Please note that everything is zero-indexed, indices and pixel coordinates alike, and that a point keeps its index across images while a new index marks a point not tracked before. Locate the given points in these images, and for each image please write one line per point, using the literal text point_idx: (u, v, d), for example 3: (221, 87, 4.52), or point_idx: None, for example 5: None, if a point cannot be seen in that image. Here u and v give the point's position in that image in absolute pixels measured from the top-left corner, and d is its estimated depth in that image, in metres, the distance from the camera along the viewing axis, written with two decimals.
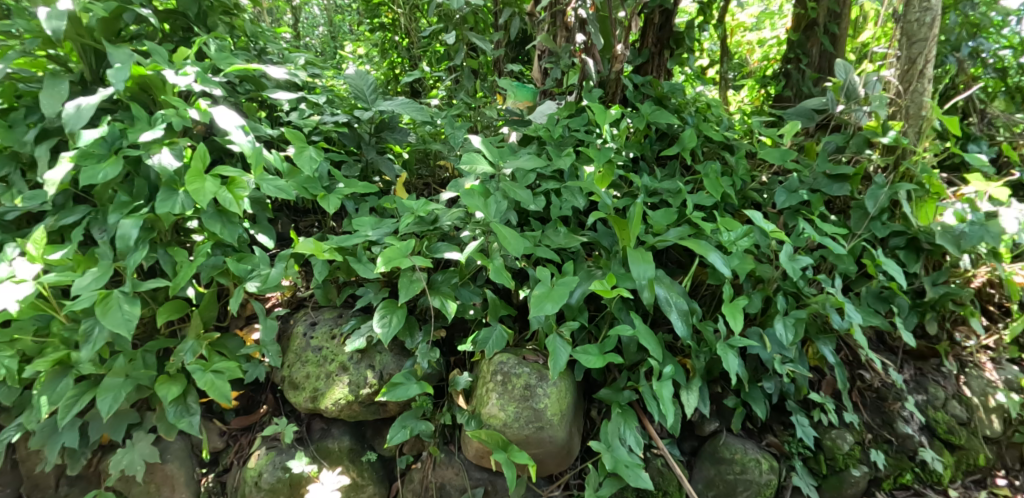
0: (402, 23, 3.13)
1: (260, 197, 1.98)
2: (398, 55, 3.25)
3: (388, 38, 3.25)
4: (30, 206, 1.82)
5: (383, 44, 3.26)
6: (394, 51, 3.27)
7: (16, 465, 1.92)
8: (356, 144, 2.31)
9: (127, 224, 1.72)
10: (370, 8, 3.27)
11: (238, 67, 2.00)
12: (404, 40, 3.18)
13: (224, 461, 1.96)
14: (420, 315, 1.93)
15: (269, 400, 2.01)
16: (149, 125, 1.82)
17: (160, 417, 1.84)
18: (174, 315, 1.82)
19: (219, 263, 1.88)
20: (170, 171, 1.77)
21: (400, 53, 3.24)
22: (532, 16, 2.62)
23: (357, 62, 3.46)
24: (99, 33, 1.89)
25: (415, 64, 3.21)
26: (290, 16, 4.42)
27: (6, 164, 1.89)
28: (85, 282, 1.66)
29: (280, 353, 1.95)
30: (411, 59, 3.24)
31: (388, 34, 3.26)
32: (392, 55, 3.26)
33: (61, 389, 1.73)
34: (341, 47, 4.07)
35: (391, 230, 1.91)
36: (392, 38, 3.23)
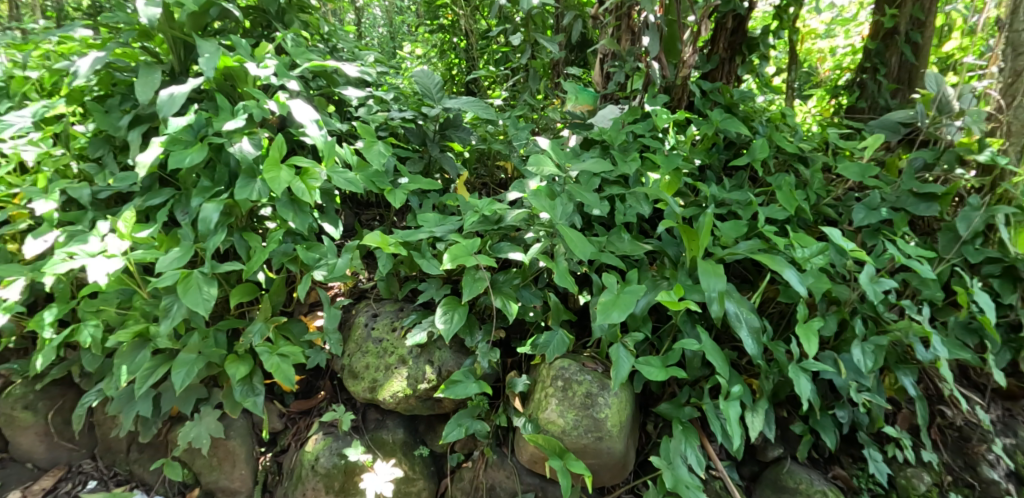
0: (462, 25, 3.10)
1: (329, 188, 2.04)
2: (456, 56, 3.24)
3: (447, 39, 3.27)
4: (120, 186, 1.90)
5: (441, 45, 3.28)
6: (452, 53, 3.26)
7: (93, 428, 2.04)
8: (421, 141, 2.33)
9: (209, 208, 1.81)
10: (432, 9, 3.32)
11: (315, 63, 2.06)
12: (462, 41, 3.18)
13: (282, 442, 2.03)
14: (481, 313, 1.93)
15: (327, 387, 2.07)
16: (231, 116, 1.90)
17: (226, 394, 1.92)
18: (245, 298, 1.90)
19: (290, 251, 1.95)
20: (250, 158, 1.86)
21: (458, 54, 3.23)
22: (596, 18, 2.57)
23: (416, 62, 3.49)
24: (189, 27, 1.96)
25: (473, 65, 3.20)
26: (351, 16, 4.57)
27: (100, 147, 1.97)
28: (168, 260, 1.74)
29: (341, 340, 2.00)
30: (468, 60, 3.23)
31: (447, 36, 3.28)
32: (450, 56, 3.25)
33: (139, 360, 1.83)
34: (398, 46, 4.16)
35: (455, 227, 1.92)
36: (451, 39, 3.23)
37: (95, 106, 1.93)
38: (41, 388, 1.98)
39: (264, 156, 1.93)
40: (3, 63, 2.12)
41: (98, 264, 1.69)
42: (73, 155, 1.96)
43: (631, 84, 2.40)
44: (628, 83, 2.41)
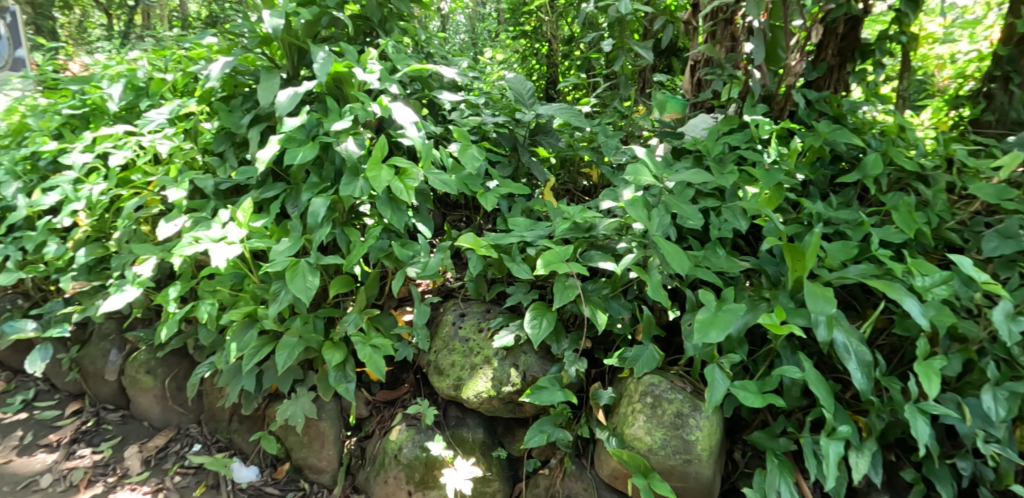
0: (547, 31, 3.11)
1: (425, 189, 2.17)
2: (538, 61, 3.24)
3: (529, 45, 3.26)
4: (242, 180, 2.03)
5: (523, 51, 3.28)
6: (533, 58, 3.28)
7: (201, 396, 2.18)
8: (512, 146, 2.35)
9: (318, 203, 1.94)
10: (515, 16, 3.31)
11: (415, 68, 2.10)
12: (545, 47, 3.17)
13: (366, 428, 2.13)
14: (567, 321, 1.93)
15: (411, 380, 2.14)
16: (339, 117, 2.02)
17: (320, 378, 2.05)
18: (342, 289, 2.04)
19: (385, 247, 2.07)
20: (354, 157, 1.96)
21: (540, 60, 3.23)
22: (690, 22, 2.47)
23: (497, 67, 3.48)
24: (304, 34, 2.10)
25: (555, 72, 3.19)
26: (437, 23, 4.65)
27: (222, 143, 2.08)
28: (281, 249, 1.90)
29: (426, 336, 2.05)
30: (550, 66, 3.23)
31: (529, 42, 3.26)
32: (531, 61, 3.27)
33: (247, 339, 1.97)
34: (480, 51, 4.17)
35: (546, 233, 1.94)
36: (532, 45, 3.23)
37: (221, 106, 2.04)
38: (161, 357, 2.16)
39: (367, 156, 2.04)
40: (145, 65, 2.31)
41: (218, 249, 1.83)
42: (199, 149, 2.09)
43: (726, 91, 2.31)
44: (724, 92, 2.32)
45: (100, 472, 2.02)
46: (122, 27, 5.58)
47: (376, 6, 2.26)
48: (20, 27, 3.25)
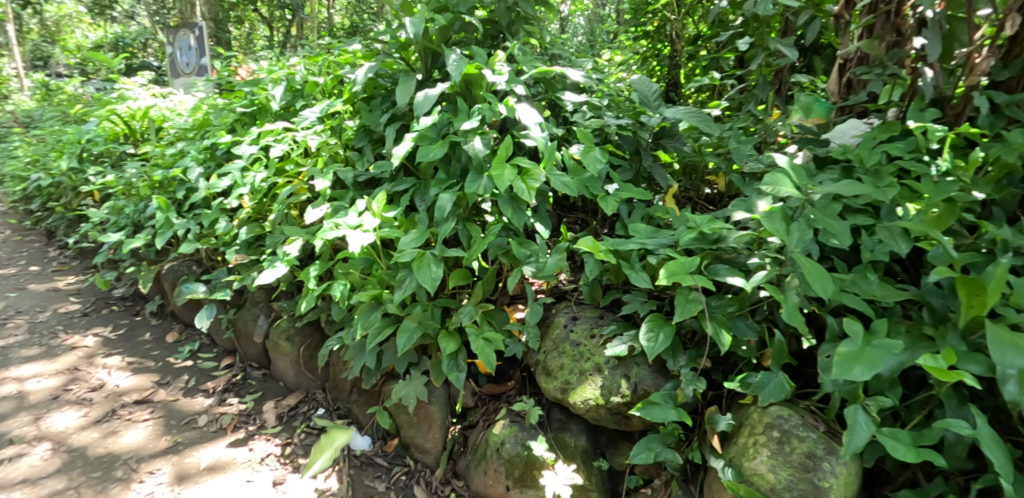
0: (671, 30, 2.83)
1: (546, 189, 2.25)
2: (660, 63, 2.97)
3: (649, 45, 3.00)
4: (378, 173, 2.17)
5: (644, 52, 3.01)
6: (655, 59, 2.99)
7: (327, 367, 2.34)
8: (635, 149, 2.30)
9: (444, 198, 2.13)
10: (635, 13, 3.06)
11: (541, 70, 2.19)
12: (667, 47, 2.90)
13: (471, 418, 2.22)
14: (687, 337, 2.03)
15: (517, 378, 2.24)
16: (467, 116, 2.15)
17: (434, 364, 2.17)
18: (460, 282, 2.18)
19: (504, 244, 2.18)
20: (479, 156, 2.11)
21: (662, 61, 2.95)
22: (841, 17, 2.28)
23: (615, 69, 3.20)
24: (439, 39, 2.19)
25: (678, 73, 2.88)
26: (557, 26, 4.65)
27: (362, 139, 2.24)
28: (409, 239, 2.08)
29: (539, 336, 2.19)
30: (672, 68, 2.93)
31: (650, 41, 3.01)
32: (652, 63, 2.99)
33: (372, 319, 2.14)
34: (598, 53, 3.97)
35: (668, 241, 1.97)
36: (654, 45, 2.97)
37: (363, 106, 2.19)
38: (297, 326, 2.34)
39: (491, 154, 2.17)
40: (301, 69, 2.52)
41: (355, 236, 2.02)
42: (343, 144, 2.26)
43: (887, 93, 2.07)
44: (883, 93, 2.08)
45: (244, 420, 2.20)
46: (281, 37, 7.67)
47: (505, 10, 2.27)
48: (207, 38, 4.00)
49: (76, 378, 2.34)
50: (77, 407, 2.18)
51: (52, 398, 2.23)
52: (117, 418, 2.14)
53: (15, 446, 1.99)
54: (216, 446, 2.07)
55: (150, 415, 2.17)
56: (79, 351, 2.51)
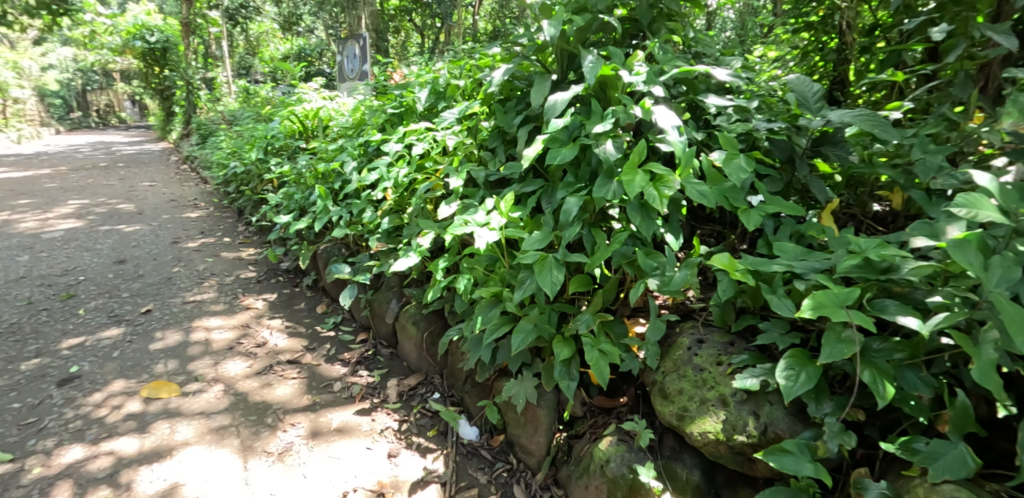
0: (840, 19, 2.37)
1: (679, 198, 2.19)
2: (823, 58, 2.50)
3: (813, 39, 2.56)
4: (508, 174, 2.24)
5: (805, 46, 2.59)
6: (818, 55, 2.54)
7: (446, 355, 2.48)
8: (788, 157, 2.12)
9: (571, 202, 2.13)
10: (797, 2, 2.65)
11: (683, 70, 2.12)
12: (834, 40, 2.45)
13: (578, 427, 2.20)
14: (834, 380, 1.77)
15: (630, 394, 2.17)
16: (600, 120, 2.16)
17: (547, 368, 2.16)
18: (580, 289, 2.15)
19: (629, 254, 2.14)
20: (611, 160, 2.10)
21: (826, 56, 2.48)
22: None
23: (768, 68, 2.77)
24: (577, 40, 2.20)
25: (847, 69, 2.39)
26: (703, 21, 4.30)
27: (495, 139, 2.31)
28: (532, 240, 2.13)
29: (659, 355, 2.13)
30: (840, 64, 2.44)
31: (814, 34, 2.55)
32: (814, 59, 2.54)
33: (491, 315, 2.20)
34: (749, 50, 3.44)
35: (820, 265, 1.82)
36: (817, 38, 2.51)
37: (499, 107, 2.27)
38: (425, 313, 2.50)
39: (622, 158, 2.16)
40: (445, 73, 2.72)
41: (483, 233, 2.13)
42: (476, 144, 2.37)
43: None
44: None
45: (370, 393, 2.44)
46: (431, 44, 8.63)
47: (646, 8, 2.23)
48: (369, 49, 4.52)
49: (247, 334, 2.78)
50: (246, 358, 2.59)
51: (228, 348, 2.66)
52: (274, 373, 2.50)
53: (199, 383, 2.39)
54: (345, 411, 2.32)
55: (298, 375, 2.51)
56: (252, 311, 3.00)
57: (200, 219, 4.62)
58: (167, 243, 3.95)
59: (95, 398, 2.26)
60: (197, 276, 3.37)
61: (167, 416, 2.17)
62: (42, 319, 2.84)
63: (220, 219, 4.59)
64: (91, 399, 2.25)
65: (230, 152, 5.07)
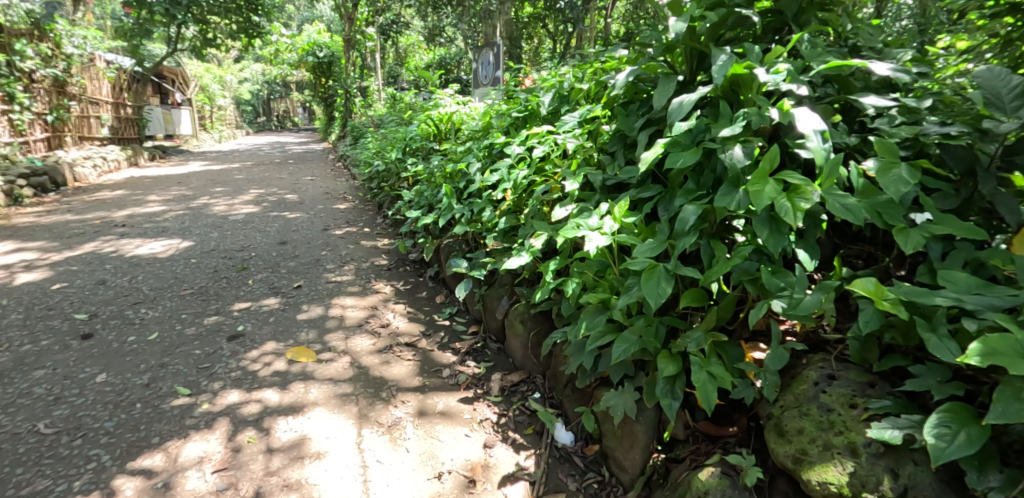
0: None
1: (818, 212, 1.91)
2: None
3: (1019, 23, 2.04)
4: (625, 178, 2.18)
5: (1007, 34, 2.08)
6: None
7: (550, 357, 2.51)
8: (968, 168, 1.76)
9: (689, 210, 1.93)
10: None
11: (835, 65, 1.86)
12: None
13: (678, 451, 2.04)
14: (1009, 448, 1.42)
15: (741, 425, 1.97)
16: (729, 123, 1.95)
17: (649, 383, 2.04)
18: (692, 304, 1.99)
19: (751, 269, 1.93)
20: (738, 167, 1.88)
21: None
22: None
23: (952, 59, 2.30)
24: (708, 38, 2.06)
25: None
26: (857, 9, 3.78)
27: (616, 144, 2.26)
28: (644, 249, 2.01)
29: (780, 386, 1.92)
30: None
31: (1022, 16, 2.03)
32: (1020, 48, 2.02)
33: (597, 321, 2.14)
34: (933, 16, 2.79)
35: (1000, 304, 1.48)
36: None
37: (621, 110, 2.21)
38: (533, 312, 2.56)
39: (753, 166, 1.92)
40: (570, 77, 2.75)
41: (593, 237, 2.07)
42: (596, 148, 2.35)
43: None
44: None
45: (474, 383, 2.60)
46: (562, 47, 8.74)
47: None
48: (503, 55, 4.65)
49: (374, 314, 3.17)
50: (371, 335, 2.95)
51: (358, 325, 3.06)
52: (393, 353, 2.81)
53: (331, 353, 2.78)
54: (450, 397, 2.51)
55: (413, 357, 2.78)
56: (381, 295, 3.41)
57: (345, 211, 5.50)
58: (319, 231, 4.71)
59: (252, 354, 2.75)
60: (339, 260, 3.97)
61: (302, 378, 2.57)
62: (222, 285, 3.51)
63: (360, 212, 5.40)
64: (250, 355, 2.74)
65: (376, 152, 5.78)
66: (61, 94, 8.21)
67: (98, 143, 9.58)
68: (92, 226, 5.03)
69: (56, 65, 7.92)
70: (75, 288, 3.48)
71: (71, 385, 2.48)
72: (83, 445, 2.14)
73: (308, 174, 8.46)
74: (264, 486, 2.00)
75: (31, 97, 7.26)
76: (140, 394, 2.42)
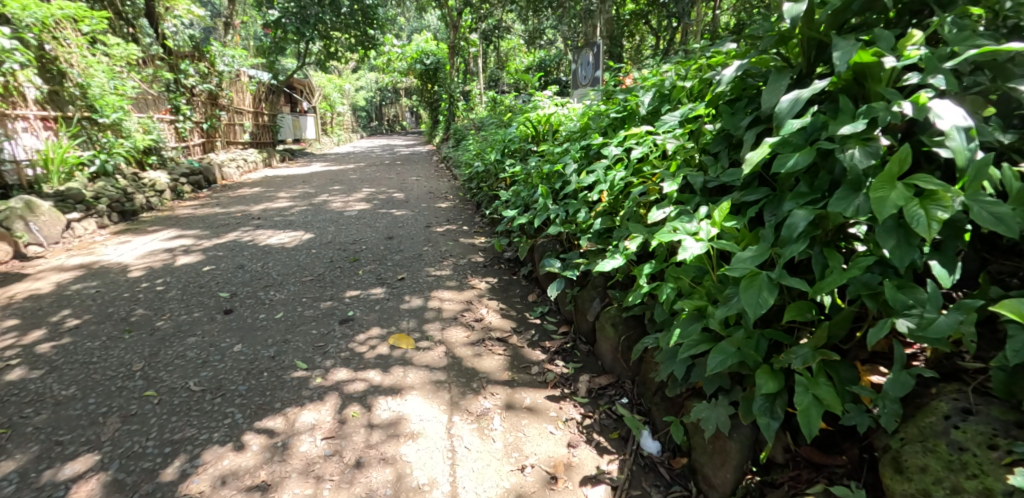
0: None
1: (958, 220, 1.63)
2: None
3: None
4: (728, 181, 2.02)
5: None
6: None
7: (640, 362, 2.44)
8: None
9: (799, 215, 1.72)
10: None
11: (989, 48, 1.55)
12: None
13: (775, 475, 1.87)
14: None
15: (851, 455, 1.77)
16: (850, 119, 1.69)
17: (746, 399, 1.88)
18: (798, 318, 1.77)
19: (872, 283, 1.67)
20: (860, 169, 1.63)
21: None
22: None
23: None
24: (828, 25, 1.82)
25: None
26: None
27: (720, 143, 2.12)
28: (744, 256, 1.81)
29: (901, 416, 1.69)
30: None
31: None
32: None
33: (691, 329, 1.98)
34: None
35: None
36: None
37: (726, 108, 2.05)
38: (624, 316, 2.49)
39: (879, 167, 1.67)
40: (673, 75, 2.63)
41: (689, 244, 1.94)
42: (699, 148, 2.23)
43: None
44: None
45: (563, 382, 2.61)
46: (664, 42, 8.36)
47: None
48: (602, 55, 4.54)
49: (470, 308, 3.30)
50: (465, 328, 3.07)
51: (454, 317, 3.20)
52: (485, 346, 2.90)
53: (428, 342, 2.94)
54: (539, 394, 2.54)
55: (504, 352, 2.85)
56: (476, 290, 3.53)
57: (446, 209, 5.74)
58: (421, 227, 4.97)
59: (360, 337, 2.98)
60: (439, 255, 4.16)
61: (401, 363, 2.74)
62: (337, 274, 3.84)
63: (460, 211, 5.61)
64: (358, 338, 2.98)
65: (477, 154, 5.99)
66: (215, 105, 9.42)
67: (241, 146, 10.78)
68: (234, 219, 5.73)
69: (211, 81, 9.08)
70: (221, 270, 4.01)
71: (214, 352, 2.87)
72: (221, 403, 2.47)
73: (416, 174, 8.92)
74: (363, 457, 2.17)
75: (193, 109, 8.44)
76: (267, 365, 2.74)
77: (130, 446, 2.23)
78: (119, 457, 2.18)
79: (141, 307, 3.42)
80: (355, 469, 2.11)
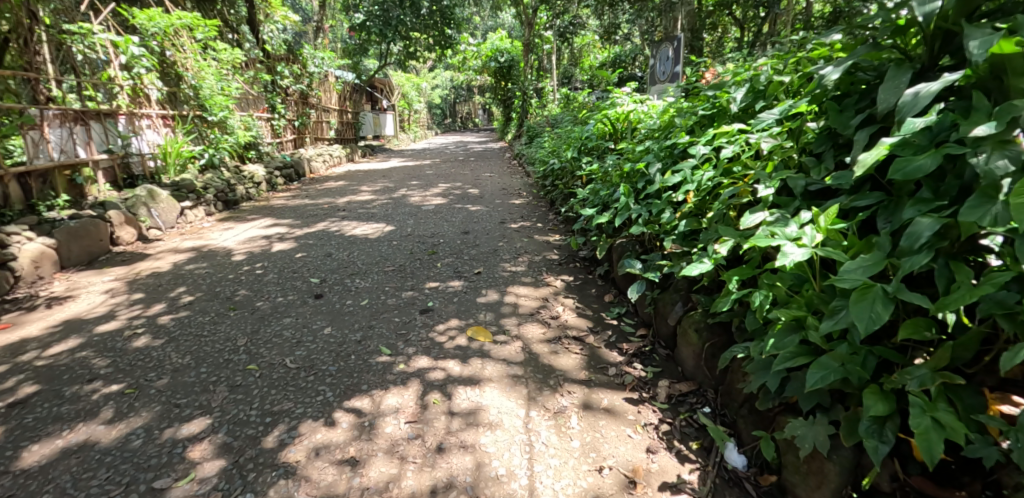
0: None
1: None
2: None
3: None
4: (836, 185, 1.85)
5: None
6: None
7: (725, 372, 2.32)
8: None
9: (924, 224, 1.57)
10: None
11: None
12: None
13: None
14: None
15: (972, 490, 1.59)
16: (986, 118, 1.51)
17: (849, 419, 1.74)
18: (913, 336, 1.61)
19: (1007, 300, 1.49)
20: (999, 174, 1.46)
21: None
22: None
23: None
24: (957, 14, 1.64)
25: None
26: None
27: (824, 143, 1.98)
28: (854, 267, 1.66)
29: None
30: None
31: None
32: None
33: (788, 341, 1.86)
34: None
35: None
36: None
37: (833, 105, 1.91)
38: (709, 323, 2.39)
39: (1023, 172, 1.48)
40: (767, 70, 2.49)
41: (790, 250, 1.79)
42: (798, 148, 2.09)
43: None
44: None
45: (641, 386, 2.54)
46: (751, 37, 7.97)
47: None
48: (682, 50, 4.39)
49: (546, 305, 3.28)
50: (541, 325, 3.06)
51: (531, 313, 3.19)
52: (562, 345, 2.86)
53: (505, 336, 2.94)
54: (616, 396, 2.48)
55: (580, 351, 2.81)
56: (551, 287, 3.51)
57: (521, 206, 5.75)
58: (496, 223, 5.00)
59: (439, 327, 3.05)
60: (515, 251, 4.17)
61: (478, 355, 2.77)
62: (417, 265, 3.94)
63: (533, 208, 5.61)
64: (437, 327, 3.04)
65: (551, 151, 5.98)
66: (306, 103, 9.94)
67: (327, 142, 11.31)
68: (322, 210, 6.02)
69: (303, 82, 9.60)
70: (311, 258, 4.21)
71: (307, 333, 3.01)
72: (315, 381, 2.59)
73: (489, 171, 9.03)
74: (445, 442, 2.21)
75: (287, 108, 8.96)
76: (354, 348, 2.85)
77: (236, 414, 2.38)
78: (228, 422, 2.33)
79: (243, 288, 3.65)
80: (437, 454, 2.15)
